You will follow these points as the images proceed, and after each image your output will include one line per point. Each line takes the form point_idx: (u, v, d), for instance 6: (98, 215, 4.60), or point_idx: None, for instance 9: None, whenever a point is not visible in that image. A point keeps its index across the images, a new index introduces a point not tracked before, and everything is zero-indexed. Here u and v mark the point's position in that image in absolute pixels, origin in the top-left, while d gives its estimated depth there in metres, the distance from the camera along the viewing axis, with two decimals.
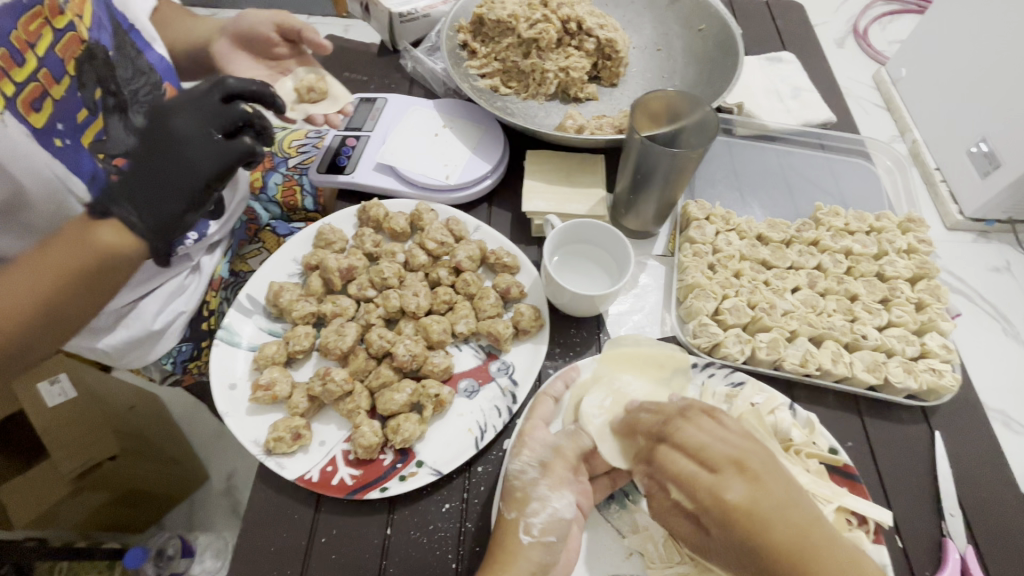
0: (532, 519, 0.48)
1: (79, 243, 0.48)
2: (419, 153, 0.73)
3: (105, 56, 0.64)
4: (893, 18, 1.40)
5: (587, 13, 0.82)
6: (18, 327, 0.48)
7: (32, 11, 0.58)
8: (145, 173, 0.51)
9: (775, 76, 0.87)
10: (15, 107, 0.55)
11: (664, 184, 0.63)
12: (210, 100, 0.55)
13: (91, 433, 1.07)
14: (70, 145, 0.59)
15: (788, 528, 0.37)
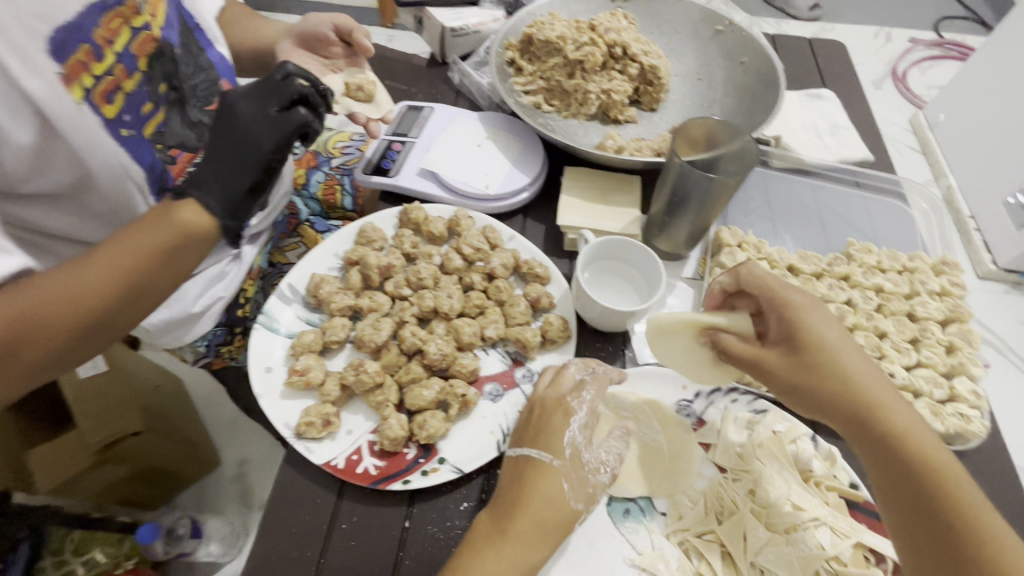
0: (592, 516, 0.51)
1: (160, 223, 0.53)
2: (461, 163, 0.76)
3: (173, 53, 0.67)
4: (932, 64, 1.41)
5: (633, 39, 0.85)
6: (99, 304, 0.51)
7: (114, 10, 0.59)
8: (213, 150, 0.57)
9: (813, 112, 0.88)
10: (92, 99, 0.57)
11: (699, 209, 0.65)
12: (269, 80, 0.59)
13: (119, 406, 1.15)
14: (135, 135, 0.62)
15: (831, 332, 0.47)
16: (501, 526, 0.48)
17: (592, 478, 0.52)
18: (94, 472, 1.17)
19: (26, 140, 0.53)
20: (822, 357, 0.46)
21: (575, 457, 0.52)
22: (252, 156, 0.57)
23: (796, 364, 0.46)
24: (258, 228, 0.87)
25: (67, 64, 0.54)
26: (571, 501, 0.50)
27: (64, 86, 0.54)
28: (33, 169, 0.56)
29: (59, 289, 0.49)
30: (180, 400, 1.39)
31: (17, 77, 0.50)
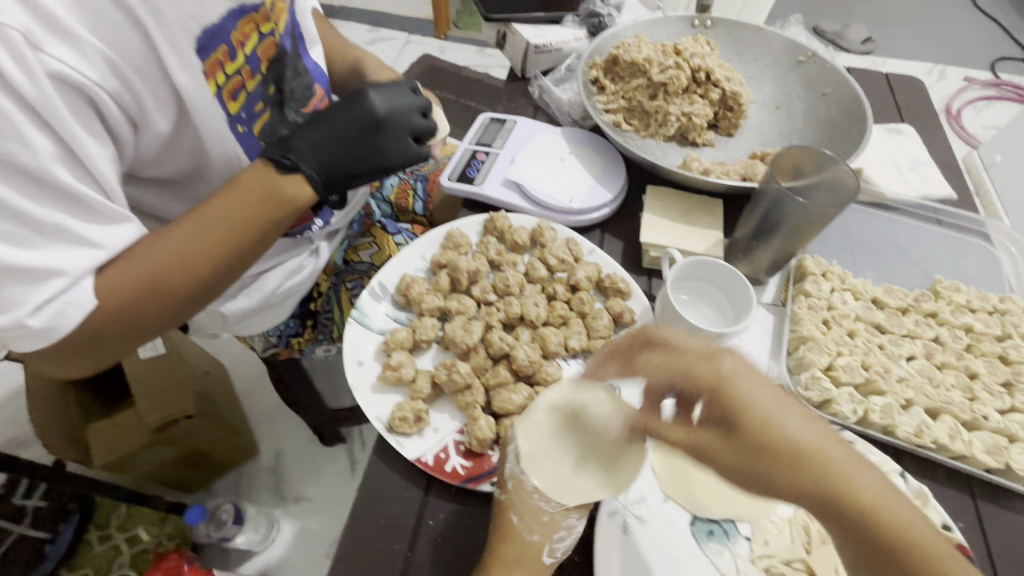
0: (558, 544, 0.50)
1: (260, 195, 0.58)
2: (546, 176, 0.78)
3: (293, 58, 0.69)
4: (988, 103, 1.41)
5: (716, 65, 0.86)
6: (210, 268, 0.56)
7: (249, 17, 0.61)
8: (340, 130, 0.64)
9: (892, 147, 0.88)
10: (222, 94, 0.60)
11: (789, 235, 0.66)
12: (403, 89, 0.70)
13: (173, 390, 1.21)
14: (249, 132, 0.65)
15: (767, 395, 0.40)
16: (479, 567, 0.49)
17: (545, 508, 0.50)
18: (149, 450, 1.22)
19: (163, 127, 0.56)
20: (766, 433, 0.39)
21: (521, 490, 0.51)
22: (384, 153, 0.66)
23: (741, 447, 0.40)
24: (337, 225, 0.90)
25: (208, 61, 0.57)
26: (522, 535, 0.49)
27: (204, 81, 0.57)
28: (161, 154, 0.60)
29: (171, 250, 0.54)
30: (225, 389, 1.44)
31: (170, 68, 0.53)
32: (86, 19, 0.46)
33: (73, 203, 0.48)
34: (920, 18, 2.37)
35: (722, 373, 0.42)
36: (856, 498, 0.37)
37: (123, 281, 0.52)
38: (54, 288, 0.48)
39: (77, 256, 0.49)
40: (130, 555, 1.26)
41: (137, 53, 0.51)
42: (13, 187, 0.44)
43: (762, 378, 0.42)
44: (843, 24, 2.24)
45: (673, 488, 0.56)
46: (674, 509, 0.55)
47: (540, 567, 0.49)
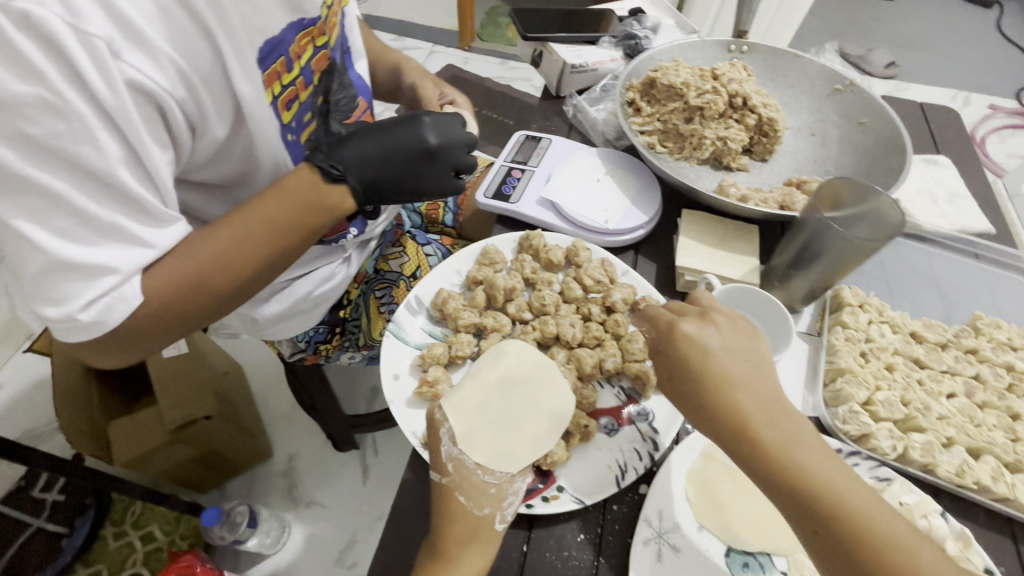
0: (507, 511, 0.52)
1: (299, 196, 0.58)
2: (582, 196, 0.78)
3: (341, 70, 0.71)
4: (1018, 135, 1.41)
5: (753, 91, 0.87)
6: (248, 270, 0.57)
7: (307, 30, 0.63)
8: (392, 154, 0.65)
9: (929, 178, 0.88)
10: (278, 104, 0.62)
11: (829, 265, 0.66)
12: (457, 124, 0.72)
13: (194, 389, 1.22)
14: (296, 140, 0.67)
15: (724, 354, 0.50)
16: (431, 551, 0.50)
17: (489, 480, 0.53)
18: (168, 449, 1.21)
19: (220, 134, 0.57)
20: (698, 381, 0.49)
21: (463, 470, 0.53)
22: (427, 184, 0.69)
23: (674, 387, 0.52)
24: (370, 235, 0.91)
25: (267, 73, 0.59)
26: (472, 510, 0.51)
27: (263, 91, 0.59)
28: (214, 159, 0.61)
29: (212, 253, 0.55)
30: (242, 391, 1.46)
31: (233, 78, 0.55)
32: (162, 29, 0.47)
33: (132, 204, 0.49)
34: (944, 45, 2.37)
35: (676, 336, 0.52)
36: (752, 435, 0.46)
37: (166, 280, 0.53)
38: (106, 284, 0.49)
39: (130, 255, 0.50)
40: (143, 553, 1.26)
41: (204, 62, 0.52)
42: (80, 187, 0.45)
43: (722, 343, 0.51)
44: (866, 49, 2.24)
45: (708, 517, 0.55)
46: (709, 539, 0.54)
47: (494, 536, 0.51)
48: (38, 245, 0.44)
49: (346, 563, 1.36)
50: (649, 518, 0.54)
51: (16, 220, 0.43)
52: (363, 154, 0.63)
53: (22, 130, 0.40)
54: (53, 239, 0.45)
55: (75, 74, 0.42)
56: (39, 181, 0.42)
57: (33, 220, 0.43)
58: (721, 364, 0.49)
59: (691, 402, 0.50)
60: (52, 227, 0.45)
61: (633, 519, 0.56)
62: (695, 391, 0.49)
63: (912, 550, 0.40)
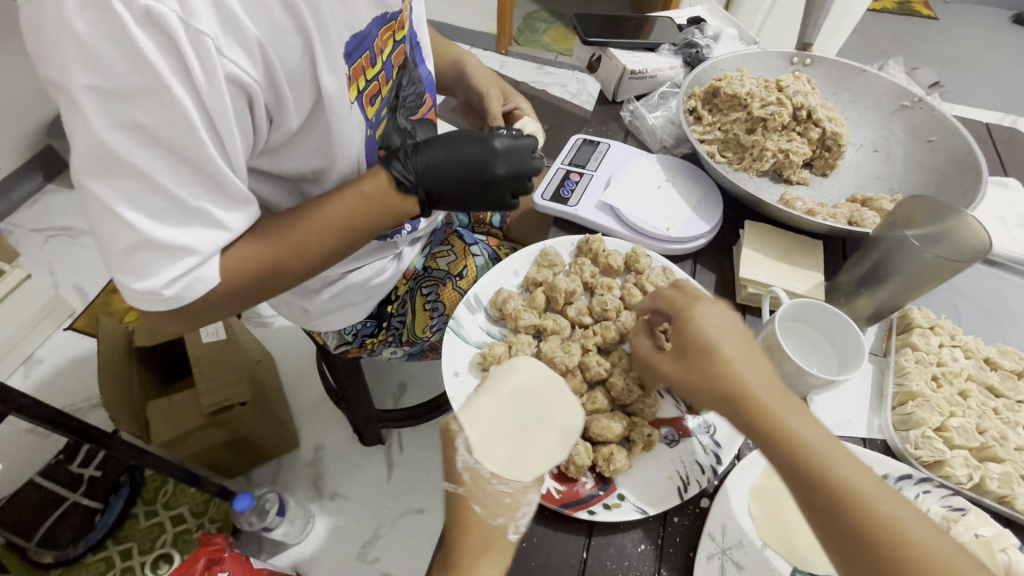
0: (521, 521, 0.50)
1: (378, 198, 0.61)
2: (642, 202, 0.77)
3: (412, 66, 0.73)
4: None
5: (819, 104, 0.85)
6: (319, 260, 0.59)
7: (390, 25, 0.65)
8: (463, 166, 0.67)
9: (999, 201, 0.85)
10: (361, 99, 0.64)
11: (902, 286, 0.64)
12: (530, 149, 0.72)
13: (230, 376, 1.24)
14: (374, 136, 0.69)
15: (734, 339, 0.51)
16: (447, 557, 0.50)
17: (505, 490, 0.51)
18: (202, 432, 1.22)
19: (296, 125, 0.58)
20: (708, 357, 0.51)
21: (479, 480, 0.51)
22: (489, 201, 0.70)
23: (685, 364, 0.52)
24: (421, 231, 0.91)
25: (353, 67, 0.60)
26: (485, 519, 0.50)
27: (348, 85, 0.60)
28: (287, 150, 0.61)
29: (290, 242, 0.57)
30: (273, 380, 1.48)
31: (319, 73, 0.55)
32: (261, 24, 0.48)
33: (216, 189, 0.50)
34: (996, 67, 2.30)
35: (689, 320, 0.53)
36: (755, 407, 0.48)
37: (245, 260, 0.55)
38: (188, 264, 0.50)
39: (210, 237, 0.51)
40: (172, 534, 1.27)
41: (294, 57, 0.53)
42: (174, 173, 0.46)
43: (726, 325, 0.52)
44: (913, 67, 2.18)
45: (772, 535, 0.53)
46: (774, 559, 0.52)
47: (506, 546, 0.49)
48: (131, 224, 0.45)
49: (368, 558, 1.36)
50: (713, 533, 0.53)
51: (114, 201, 0.44)
52: (436, 163, 0.65)
53: (134, 118, 0.42)
54: (142, 219, 0.46)
55: (182, 68, 0.43)
56: (139, 167, 0.44)
57: (129, 202, 0.45)
58: (730, 347, 0.51)
59: (694, 376, 0.51)
60: (145, 209, 0.46)
61: (694, 534, 0.55)
62: (698, 364, 0.51)
63: (904, 519, 0.42)
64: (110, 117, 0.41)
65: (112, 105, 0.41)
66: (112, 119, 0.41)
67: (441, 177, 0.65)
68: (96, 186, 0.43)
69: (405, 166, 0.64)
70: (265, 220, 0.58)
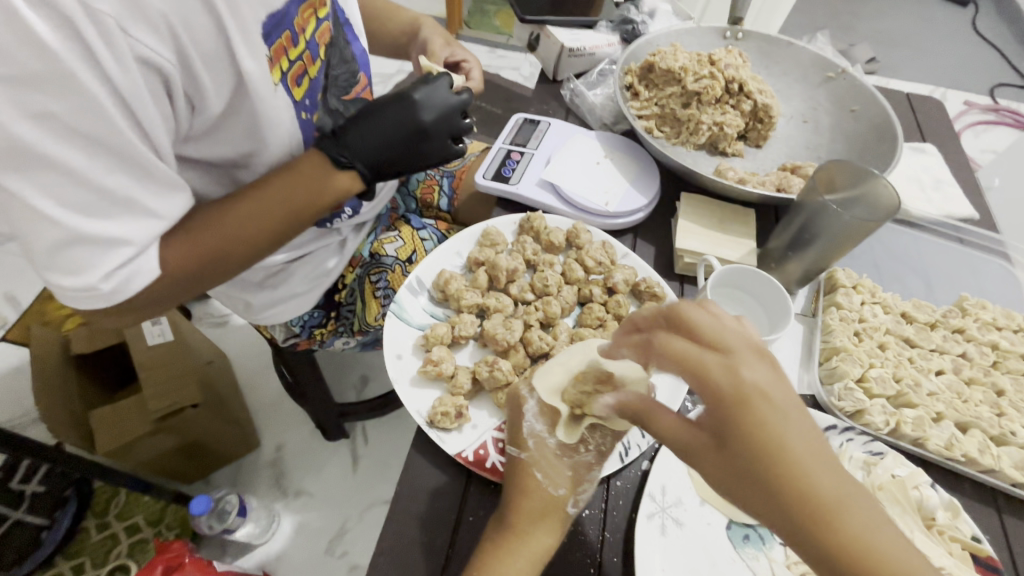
0: (582, 497, 0.51)
1: (310, 179, 0.61)
2: (581, 179, 0.78)
3: (340, 44, 0.72)
4: (987, 128, 1.76)
5: (749, 77, 0.87)
6: (258, 244, 0.60)
7: (308, 3, 0.64)
8: (393, 128, 0.66)
9: (917, 165, 0.90)
10: (287, 81, 0.62)
11: (825, 248, 0.67)
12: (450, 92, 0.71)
13: (179, 377, 1.20)
14: (308, 118, 0.68)
15: (796, 419, 0.36)
16: (500, 519, 0.49)
17: (568, 463, 0.52)
18: (151, 439, 1.18)
19: (219, 107, 0.56)
20: (763, 448, 0.35)
21: (544, 449, 0.52)
22: (438, 152, 0.70)
23: (730, 461, 0.37)
24: (365, 216, 0.89)
25: (274, 48, 0.59)
26: (547, 488, 0.50)
27: (270, 66, 0.58)
28: (215, 134, 0.60)
29: (228, 231, 0.58)
30: (229, 380, 1.43)
31: (239, 54, 0.53)
32: (169, 2, 0.46)
33: (145, 177, 0.48)
34: (924, 41, 2.42)
35: (744, 395, 0.36)
36: (834, 525, 0.33)
37: (181, 252, 0.56)
38: (122, 255, 0.48)
39: (143, 227, 0.49)
40: (128, 544, 1.23)
41: (208, 38, 0.51)
42: (96, 162, 0.44)
43: (786, 397, 0.36)
44: (848, 43, 2.29)
45: (709, 491, 0.56)
46: (711, 513, 0.55)
47: (565, 518, 0.50)
48: (52, 218, 0.43)
49: (336, 552, 1.35)
50: (653, 493, 0.55)
51: (29, 194, 0.42)
52: (365, 135, 0.64)
53: (44, 106, 0.40)
54: (64, 211, 0.44)
55: (88, 54, 0.41)
56: (54, 157, 0.41)
57: (46, 194, 0.42)
58: (789, 435, 0.35)
59: (741, 470, 0.36)
60: (67, 201, 0.44)
61: (635, 494, 0.57)
62: (742, 451, 0.36)
63: None
64: (17, 107, 0.39)
65: (16, 93, 0.38)
66: (19, 109, 0.39)
67: (381, 146, 0.65)
68: (8, 181, 0.41)
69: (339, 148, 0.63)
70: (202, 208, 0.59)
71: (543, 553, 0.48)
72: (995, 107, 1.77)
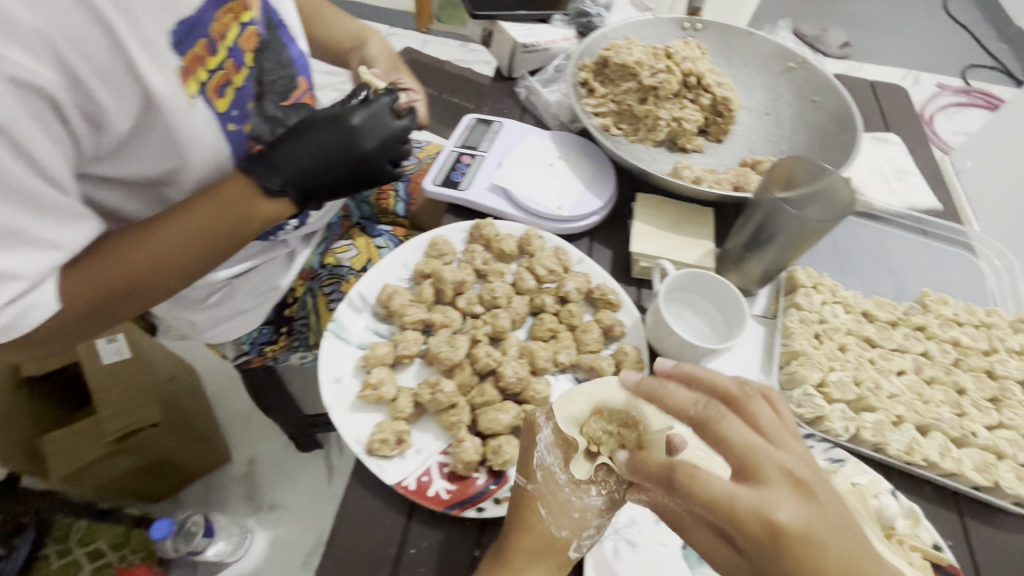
0: (584, 541, 0.49)
1: (233, 205, 0.58)
2: (533, 183, 0.75)
3: (273, 48, 0.68)
4: (958, 110, 1.73)
5: (708, 70, 0.84)
6: (176, 273, 0.57)
7: (226, 6, 0.59)
8: (327, 150, 0.63)
9: (880, 156, 0.88)
10: (207, 91, 0.58)
11: (783, 248, 0.65)
12: (390, 111, 0.68)
13: (136, 398, 1.14)
14: (239, 130, 0.63)
15: (841, 549, 0.36)
16: (496, 553, 0.48)
17: (576, 504, 0.49)
18: (109, 461, 1.14)
19: (126, 127, 0.52)
20: None
21: (551, 481, 0.50)
22: (374, 177, 0.68)
23: None
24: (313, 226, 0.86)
25: (186, 57, 0.55)
26: (550, 528, 0.48)
27: (182, 79, 0.54)
28: (129, 153, 0.56)
29: (141, 261, 0.55)
30: (196, 393, 1.37)
31: (140, 69, 0.50)
32: (45, 18, 0.43)
33: (36, 208, 0.46)
34: (898, 24, 2.40)
35: (788, 542, 0.35)
36: None
37: (88, 284, 0.52)
38: (13, 291, 0.45)
39: (37, 259, 0.47)
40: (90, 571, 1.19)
41: (101, 54, 0.47)
42: None
43: (831, 528, 0.36)
44: (822, 27, 2.26)
45: None
46: (665, 532, 0.53)
47: (564, 561, 0.48)
48: None
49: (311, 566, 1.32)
50: None
51: None
52: (300, 157, 0.61)
53: None
54: None
55: None
56: None
57: None
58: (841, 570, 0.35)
59: None
60: None
61: None
62: None
63: None
64: None
65: None
66: None
67: (316, 169, 0.62)
68: None
69: (269, 170, 0.59)
70: (113, 233, 0.55)
71: None
72: (968, 89, 1.75)
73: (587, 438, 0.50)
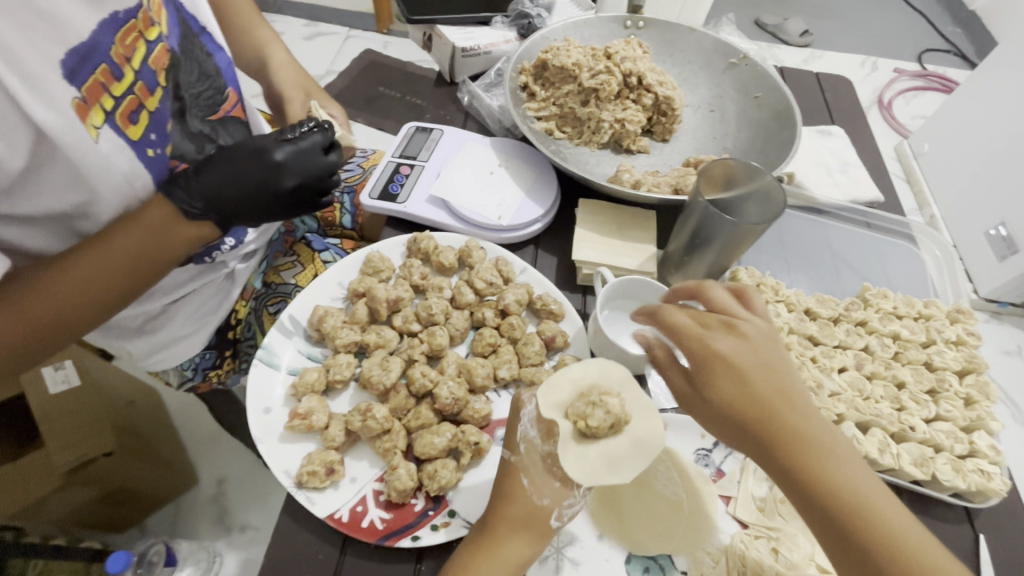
0: (565, 510, 0.47)
1: (151, 229, 0.54)
2: (472, 192, 0.73)
3: (192, 63, 0.65)
4: (917, 93, 1.72)
5: (648, 69, 0.83)
6: (98, 305, 0.54)
7: (128, 24, 0.56)
8: (244, 185, 0.57)
9: (824, 150, 0.89)
10: (115, 120, 0.55)
11: (721, 249, 0.64)
12: (318, 145, 0.63)
13: (90, 424, 1.03)
14: (160, 155, 0.60)
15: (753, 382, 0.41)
16: (481, 521, 0.48)
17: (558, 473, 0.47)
18: (62, 494, 1.02)
19: (21, 164, 0.49)
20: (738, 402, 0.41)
21: (533, 452, 0.48)
22: (296, 213, 0.63)
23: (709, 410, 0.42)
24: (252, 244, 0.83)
25: (85, 87, 0.52)
26: (532, 497, 0.47)
27: (81, 109, 0.52)
28: (30, 188, 0.52)
29: (57, 299, 0.51)
30: (157, 415, 1.26)
31: (26, 104, 0.47)
32: None
33: None
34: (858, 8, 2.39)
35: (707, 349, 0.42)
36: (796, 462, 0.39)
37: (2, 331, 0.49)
38: None
39: None
40: None
41: None
42: None
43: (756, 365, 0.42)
44: (782, 16, 2.25)
45: (607, 524, 0.53)
46: (609, 548, 0.52)
47: (546, 530, 0.47)
48: None
49: None
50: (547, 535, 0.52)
51: None
52: (221, 186, 0.56)
53: None
54: None
55: None
56: None
57: None
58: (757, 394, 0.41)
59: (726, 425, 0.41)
60: None
61: None
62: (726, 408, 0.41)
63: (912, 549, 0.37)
64: None
65: None
66: None
67: (241, 200, 0.57)
68: None
69: (189, 193, 0.55)
70: (23, 271, 0.52)
71: (516, 564, 0.45)
72: (924, 73, 1.75)
73: (572, 418, 0.44)
